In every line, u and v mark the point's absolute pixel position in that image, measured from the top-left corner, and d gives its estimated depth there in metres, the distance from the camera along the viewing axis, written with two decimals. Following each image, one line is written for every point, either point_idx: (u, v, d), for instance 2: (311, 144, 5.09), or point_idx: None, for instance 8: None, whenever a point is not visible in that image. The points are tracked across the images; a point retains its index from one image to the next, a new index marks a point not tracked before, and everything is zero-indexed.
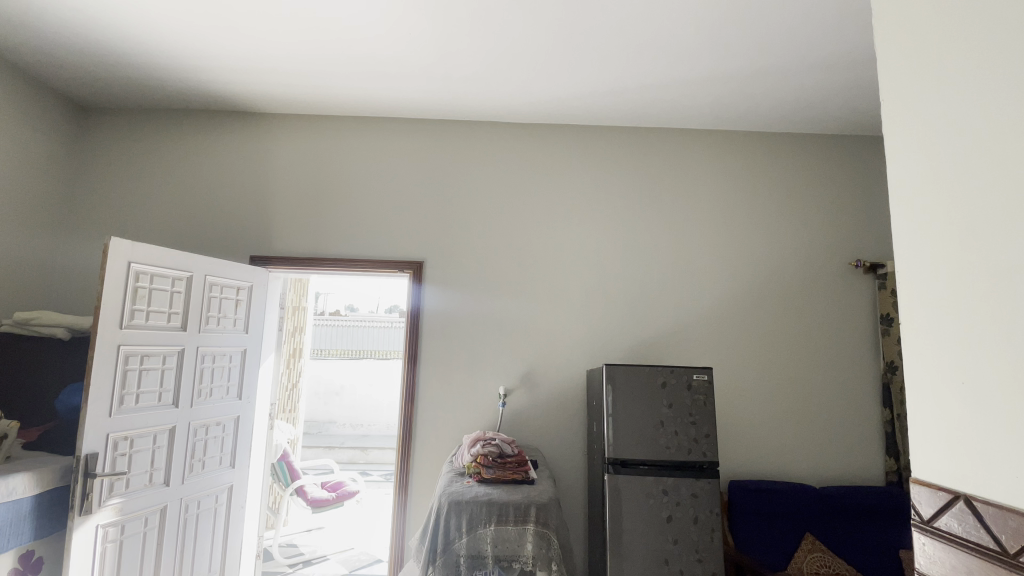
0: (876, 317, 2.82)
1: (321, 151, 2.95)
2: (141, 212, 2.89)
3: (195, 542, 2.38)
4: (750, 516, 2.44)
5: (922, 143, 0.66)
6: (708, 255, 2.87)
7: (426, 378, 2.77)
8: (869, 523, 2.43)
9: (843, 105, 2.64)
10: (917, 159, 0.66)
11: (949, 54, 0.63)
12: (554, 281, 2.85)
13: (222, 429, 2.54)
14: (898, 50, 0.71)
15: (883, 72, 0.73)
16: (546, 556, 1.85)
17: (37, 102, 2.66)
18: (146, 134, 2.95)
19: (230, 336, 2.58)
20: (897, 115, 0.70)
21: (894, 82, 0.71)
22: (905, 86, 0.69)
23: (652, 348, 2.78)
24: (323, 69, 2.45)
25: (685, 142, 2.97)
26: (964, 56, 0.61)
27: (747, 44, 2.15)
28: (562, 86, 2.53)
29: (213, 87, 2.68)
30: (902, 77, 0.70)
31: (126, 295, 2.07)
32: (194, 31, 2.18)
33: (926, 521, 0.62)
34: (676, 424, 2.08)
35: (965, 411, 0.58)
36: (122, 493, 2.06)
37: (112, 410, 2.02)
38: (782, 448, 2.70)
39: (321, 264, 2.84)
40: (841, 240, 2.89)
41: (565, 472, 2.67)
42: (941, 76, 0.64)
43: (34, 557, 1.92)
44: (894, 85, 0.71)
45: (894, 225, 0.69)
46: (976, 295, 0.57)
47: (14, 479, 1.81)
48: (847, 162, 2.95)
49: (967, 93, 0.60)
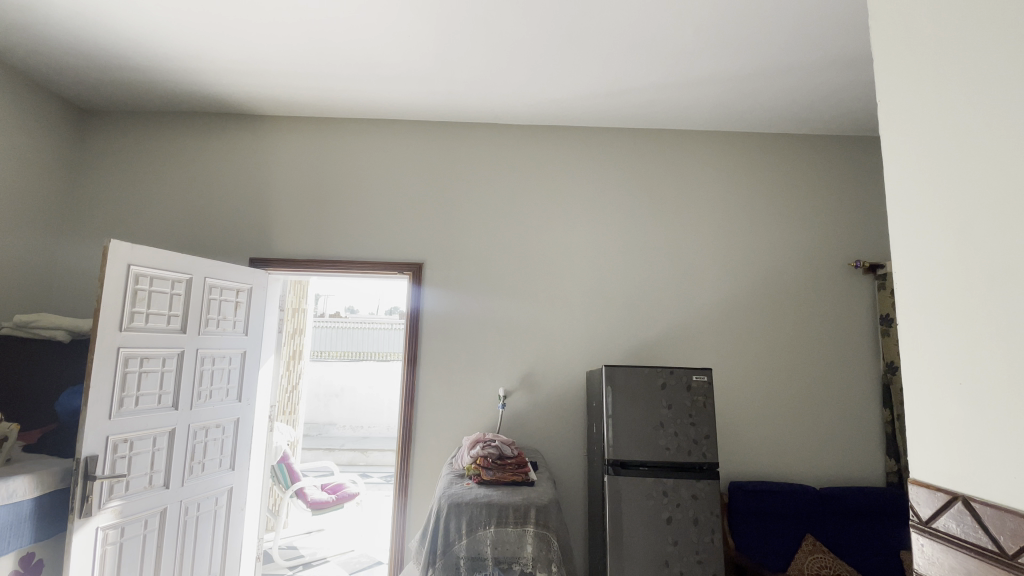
0: (876, 317, 2.82)
1: (321, 153, 2.95)
2: (140, 215, 2.90)
3: (195, 545, 2.37)
4: (750, 517, 2.44)
5: (918, 145, 0.66)
6: (708, 256, 2.87)
7: (426, 380, 2.77)
8: (870, 523, 2.43)
9: (841, 106, 2.65)
10: (913, 159, 0.66)
11: (943, 55, 0.64)
12: (554, 282, 2.85)
13: (221, 431, 2.54)
14: (895, 51, 0.71)
15: (878, 72, 0.74)
16: (546, 558, 1.85)
17: (37, 105, 2.67)
18: (146, 136, 2.96)
19: (230, 338, 2.58)
20: (893, 117, 0.70)
21: (890, 84, 0.71)
22: (901, 86, 0.69)
23: (651, 349, 2.78)
24: (322, 71, 2.45)
25: (684, 143, 2.97)
26: (958, 58, 0.62)
27: (747, 44, 2.15)
28: (561, 87, 2.54)
29: (213, 90, 2.69)
30: (898, 79, 0.70)
31: (126, 297, 2.07)
32: (193, 33, 2.19)
33: (924, 522, 0.62)
34: (676, 425, 2.08)
35: (963, 412, 0.58)
36: (122, 495, 2.06)
37: (112, 412, 2.02)
38: (783, 448, 2.70)
39: (321, 266, 2.84)
40: (841, 240, 2.89)
41: (566, 474, 2.67)
42: (936, 78, 0.64)
43: (35, 560, 1.92)
44: (891, 87, 0.71)
45: (891, 226, 0.69)
46: (974, 297, 0.57)
47: (13, 482, 1.81)
48: (845, 162, 2.95)
49: (963, 93, 0.60)
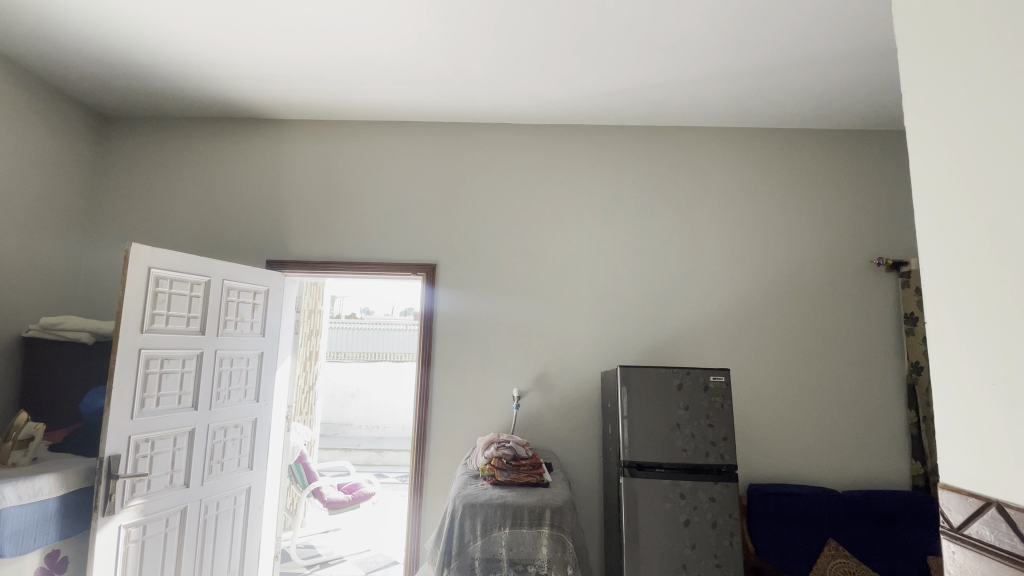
0: (899, 316, 2.75)
1: (336, 156, 2.98)
2: (160, 219, 2.95)
3: (214, 543, 2.41)
4: (769, 520, 2.40)
5: (947, 134, 0.62)
6: (724, 255, 2.83)
7: (441, 381, 2.77)
8: (895, 527, 2.36)
9: (862, 100, 2.59)
10: (942, 150, 0.63)
11: (969, 42, 0.61)
12: (568, 282, 2.84)
13: (239, 431, 2.57)
14: (919, 37, 0.68)
15: (902, 58, 0.70)
16: (561, 559, 1.83)
17: (61, 113, 2.74)
18: (166, 141, 3.01)
19: (248, 340, 2.61)
20: (919, 105, 0.66)
21: (916, 71, 0.68)
22: (927, 71, 0.66)
23: (667, 350, 2.75)
24: (336, 75, 2.48)
25: (699, 142, 2.94)
26: (986, 46, 0.58)
27: (764, 38, 2.11)
28: (573, 86, 2.53)
29: (230, 95, 2.73)
30: (924, 66, 0.66)
31: (147, 300, 2.11)
32: (210, 40, 2.23)
33: (956, 529, 0.58)
34: (693, 426, 2.05)
35: (1000, 417, 0.55)
36: (144, 494, 2.10)
37: (134, 412, 2.06)
38: (802, 451, 2.65)
39: (336, 268, 2.86)
40: (862, 238, 2.83)
41: (582, 475, 2.65)
42: (964, 64, 0.61)
43: (60, 557, 1.96)
44: (916, 74, 0.67)
45: (918, 219, 0.65)
46: (1009, 296, 0.54)
47: (39, 480, 1.85)
48: (867, 158, 2.89)
49: (985, 81, 0.58)
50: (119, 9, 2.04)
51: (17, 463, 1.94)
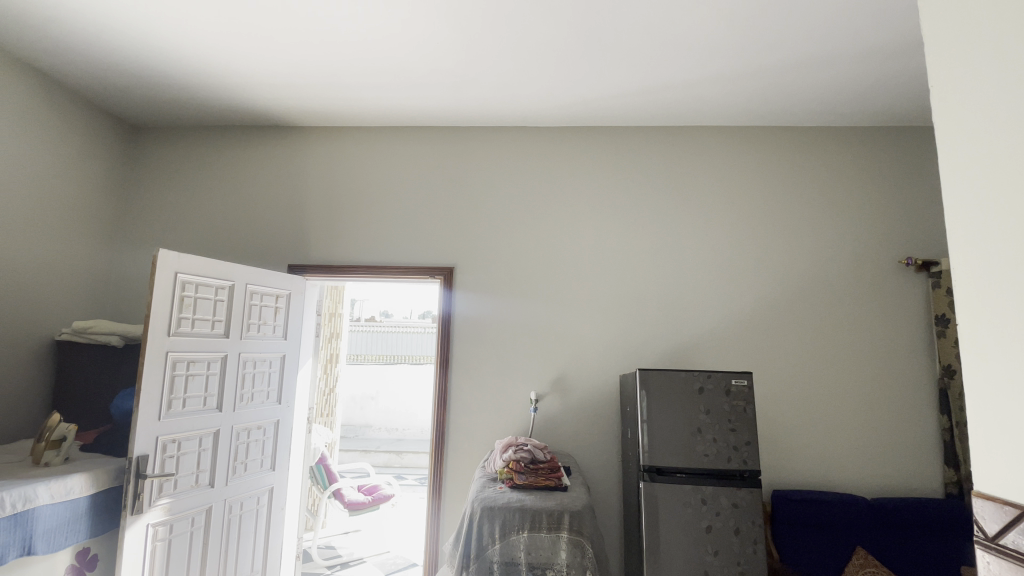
0: (930, 318, 2.67)
1: (355, 161, 3.03)
2: (185, 225, 3.03)
3: (238, 543, 2.45)
4: (794, 528, 2.34)
5: (981, 113, 0.57)
6: (744, 257, 2.79)
7: (459, 384, 2.79)
8: (927, 536, 2.29)
9: (887, 96, 2.53)
10: (978, 129, 0.57)
11: (999, 22, 0.57)
12: (585, 285, 2.83)
13: (262, 433, 2.61)
14: (942, 15, 0.64)
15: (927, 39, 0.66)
16: (580, 565, 1.82)
17: (92, 123, 2.84)
18: (192, 149, 3.10)
19: (270, 343, 2.66)
20: (948, 84, 0.61)
21: (941, 52, 0.63)
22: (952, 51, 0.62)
23: (686, 353, 2.71)
24: (355, 82, 2.52)
25: (718, 142, 2.90)
26: (1018, 21, 0.54)
27: (783, 35, 2.08)
28: (589, 87, 2.53)
29: (252, 104, 2.80)
30: (949, 46, 0.62)
31: (174, 304, 2.17)
32: (233, 50, 2.29)
33: (990, 538, 0.54)
34: (714, 431, 2.02)
35: None
36: (171, 493, 2.15)
37: (162, 414, 2.11)
38: (828, 456, 2.58)
39: (356, 272, 2.90)
40: (889, 238, 2.76)
41: (600, 479, 2.63)
42: (994, 40, 0.56)
43: (90, 554, 2.02)
44: (942, 54, 0.63)
45: (947, 207, 0.61)
46: None
47: (71, 479, 1.91)
48: (893, 155, 2.82)
49: (1001, 70, 0.55)
50: (146, 23, 2.11)
51: (50, 463, 2.00)
